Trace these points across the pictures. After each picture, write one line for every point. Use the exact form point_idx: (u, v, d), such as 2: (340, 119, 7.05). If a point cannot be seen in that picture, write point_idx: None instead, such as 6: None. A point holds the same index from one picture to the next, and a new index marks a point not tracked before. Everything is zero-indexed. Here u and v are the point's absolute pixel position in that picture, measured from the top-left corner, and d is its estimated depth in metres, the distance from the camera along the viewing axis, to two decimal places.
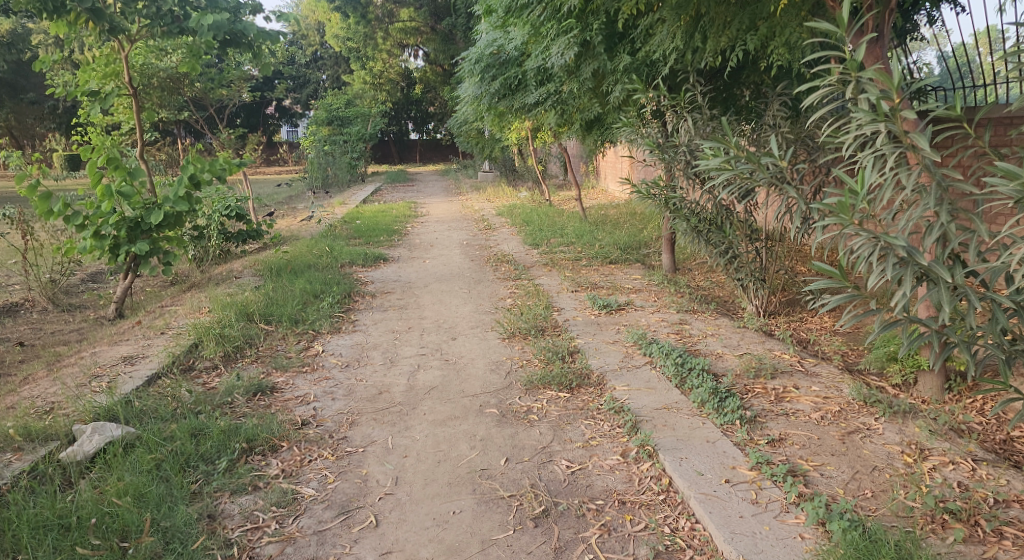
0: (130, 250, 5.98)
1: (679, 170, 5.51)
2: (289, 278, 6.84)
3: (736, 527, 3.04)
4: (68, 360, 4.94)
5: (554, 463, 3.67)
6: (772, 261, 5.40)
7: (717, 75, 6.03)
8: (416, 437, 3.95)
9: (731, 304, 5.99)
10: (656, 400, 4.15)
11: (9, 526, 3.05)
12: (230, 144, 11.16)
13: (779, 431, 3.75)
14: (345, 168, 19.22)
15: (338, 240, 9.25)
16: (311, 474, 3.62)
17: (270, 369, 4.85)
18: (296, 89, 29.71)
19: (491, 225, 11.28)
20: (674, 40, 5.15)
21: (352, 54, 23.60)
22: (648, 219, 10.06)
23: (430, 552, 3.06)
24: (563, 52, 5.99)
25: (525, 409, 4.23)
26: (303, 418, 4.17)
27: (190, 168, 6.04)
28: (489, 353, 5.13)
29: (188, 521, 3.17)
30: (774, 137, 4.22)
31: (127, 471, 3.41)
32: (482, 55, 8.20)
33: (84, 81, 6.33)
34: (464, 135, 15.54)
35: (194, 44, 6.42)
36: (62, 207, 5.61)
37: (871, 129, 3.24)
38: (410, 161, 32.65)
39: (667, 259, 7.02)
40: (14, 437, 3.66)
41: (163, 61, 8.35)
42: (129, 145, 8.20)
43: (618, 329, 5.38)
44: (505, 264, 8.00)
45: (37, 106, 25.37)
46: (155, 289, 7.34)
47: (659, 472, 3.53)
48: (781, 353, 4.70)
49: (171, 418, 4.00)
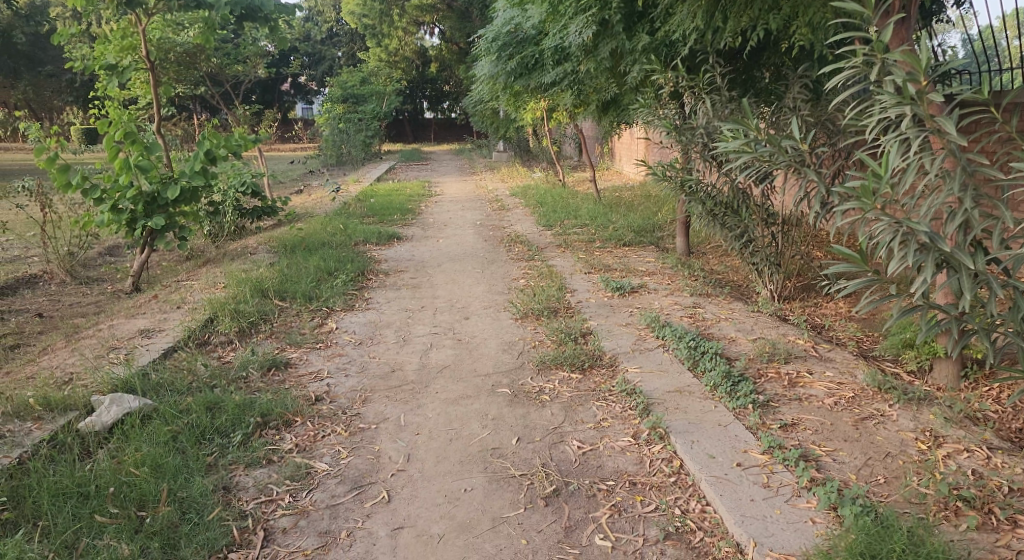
0: (147, 224, 6.00)
1: (696, 152, 5.46)
2: (303, 256, 6.87)
3: (747, 511, 3.04)
4: (86, 332, 4.98)
5: (565, 443, 3.68)
6: (789, 246, 5.31)
7: (736, 57, 5.95)
8: (428, 415, 3.97)
9: (745, 288, 5.96)
10: (668, 383, 4.15)
11: (30, 493, 3.09)
12: (245, 119, 11.18)
13: (792, 416, 3.75)
14: (359, 147, 19.20)
15: (352, 218, 9.27)
16: (325, 449, 3.66)
17: (284, 345, 4.89)
18: (311, 66, 29.64)
19: (504, 205, 11.25)
20: (694, 20, 5.06)
21: (368, 31, 23.49)
22: (663, 202, 10.00)
23: (441, 529, 3.08)
24: (581, 30, 5.97)
25: (537, 390, 4.25)
26: (317, 394, 4.20)
27: (207, 144, 6.08)
28: (501, 333, 5.14)
29: (204, 492, 3.21)
30: (795, 120, 4.21)
31: (144, 442, 3.45)
32: (499, 33, 8.13)
33: (102, 54, 6.34)
34: (479, 115, 15.48)
35: (210, 18, 6.39)
36: (80, 180, 5.62)
37: (895, 112, 3.19)
38: (424, 140, 32.58)
39: (681, 242, 6.99)
40: (34, 407, 3.70)
41: (180, 36, 8.31)
42: (146, 119, 8.19)
43: (631, 311, 5.38)
44: (519, 244, 8.00)
45: (55, 80, 25.55)
46: (172, 264, 7.38)
47: (670, 454, 3.54)
48: (796, 338, 4.68)
49: (187, 391, 4.05)
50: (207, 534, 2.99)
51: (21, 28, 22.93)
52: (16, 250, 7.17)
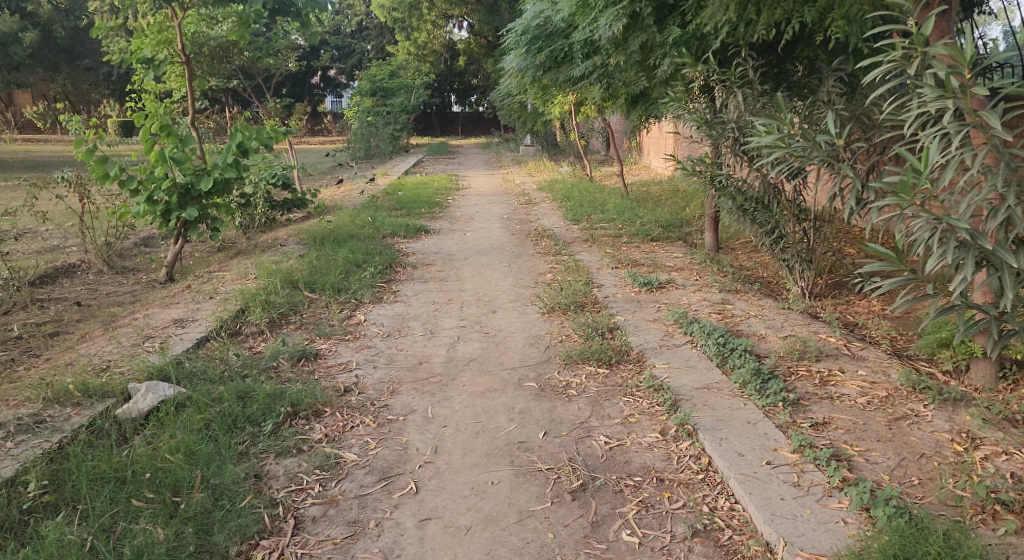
0: (181, 216, 6.08)
1: (727, 147, 5.42)
2: (332, 248, 6.93)
3: (777, 509, 3.02)
4: (123, 320, 5.08)
5: (592, 438, 3.68)
6: (820, 242, 5.26)
7: (770, 49, 5.89)
8: (455, 407, 4.00)
9: (775, 284, 5.90)
10: (696, 380, 4.12)
11: (69, 477, 3.15)
12: (276, 112, 11.29)
13: (823, 415, 3.71)
14: (388, 140, 19.29)
15: (380, 211, 9.34)
16: (353, 440, 3.69)
17: (313, 336, 4.94)
18: (341, 59, 29.80)
19: (532, 199, 11.23)
20: (727, 13, 5.02)
21: (397, 24, 23.60)
22: (691, 197, 9.93)
23: (468, 521, 3.10)
24: (611, 24, 5.94)
25: (564, 384, 4.25)
26: (346, 385, 4.24)
27: (239, 136, 6.18)
28: (528, 327, 5.14)
29: (236, 480, 3.26)
30: (831, 115, 4.14)
31: (179, 429, 3.52)
32: (528, 26, 8.08)
33: (139, 47, 6.43)
34: (507, 109, 15.45)
35: (244, 13, 6.45)
36: (118, 172, 5.72)
37: (936, 106, 3.13)
38: (452, 134, 32.64)
39: (709, 238, 6.94)
40: (74, 392, 3.77)
41: (213, 31, 8.42)
42: (180, 112, 8.30)
43: (658, 307, 5.35)
44: (546, 239, 7.99)
45: (91, 73, 26.09)
46: (204, 254, 7.48)
47: (698, 451, 3.52)
48: (827, 336, 4.63)
49: (219, 380, 4.11)
50: (239, 520, 3.04)
51: (60, 22, 23.82)
52: (54, 240, 7.32)
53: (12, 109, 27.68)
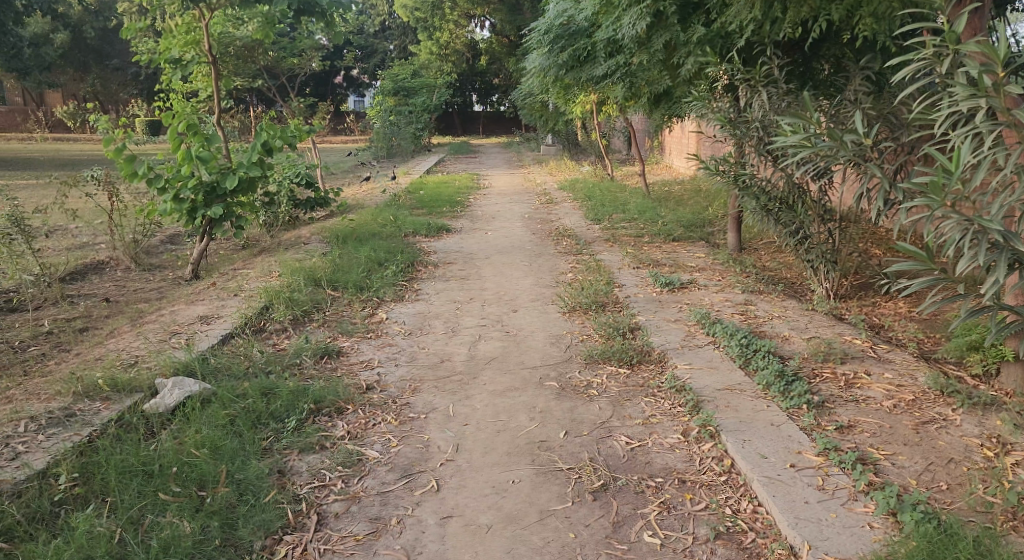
0: (206, 214, 6.14)
1: (751, 146, 5.37)
2: (354, 247, 6.97)
3: (801, 513, 2.99)
4: (149, 316, 5.14)
5: (613, 439, 3.68)
6: (846, 242, 5.21)
7: (795, 48, 5.84)
8: (477, 406, 4.01)
9: (799, 286, 5.85)
10: (718, 381, 4.10)
11: (98, 469, 3.20)
12: (299, 111, 11.38)
13: (849, 418, 3.67)
14: (410, 139, 19.37)
15: (402, 209, 9.38)
16: (375, 437, 3.71)
17: (336, 333, 4.98)
18: (364, 59, 29.96)
19: (553, 199, 11.22)
20: (752, 11, 4.99)
21: (419, 24, 23.70)
22: (714, 197, 9.87)
23: (490, 519, 3.11)
24: (635, 22, 5.91)
25: (585, 384, 4.24)
26: (367, 382, 4.27)
27: (263, 135, 6.23)
28: (549, 326, 5.14)
29: (260, 475, 3.29)
30: (859, 113, 4.08)
31: (204, 425, 3.56)
32: (551, 25, 8.01)
33: (167, 48, 6.50)
34: (528, 108, 15.45)
35: (269, 13, 6.50)
36: (145, 170, 5.79)
37: (968, 105, 3.08)
38: (473, 133, 32.68)
39: (732, 238, 6.89)
40: (103, 387, 3.83)
41: (239, 31, 8.50)
42: (206, 110, 8.39)
43: (680, 307, 5.33)
44: (568, 238, 7.98)
45: (120, 73, 26.50)
46: (228, 252, 7.56)
47: (720, 453, 3.51)
48: (852, 338, 4.59)
49: (243, 376, 4.16)
50: (263, 515, 3.07)
51: (91, 23, 24.48)
52: (84, 237, 7.44)
53: (44, 108, 28.15)
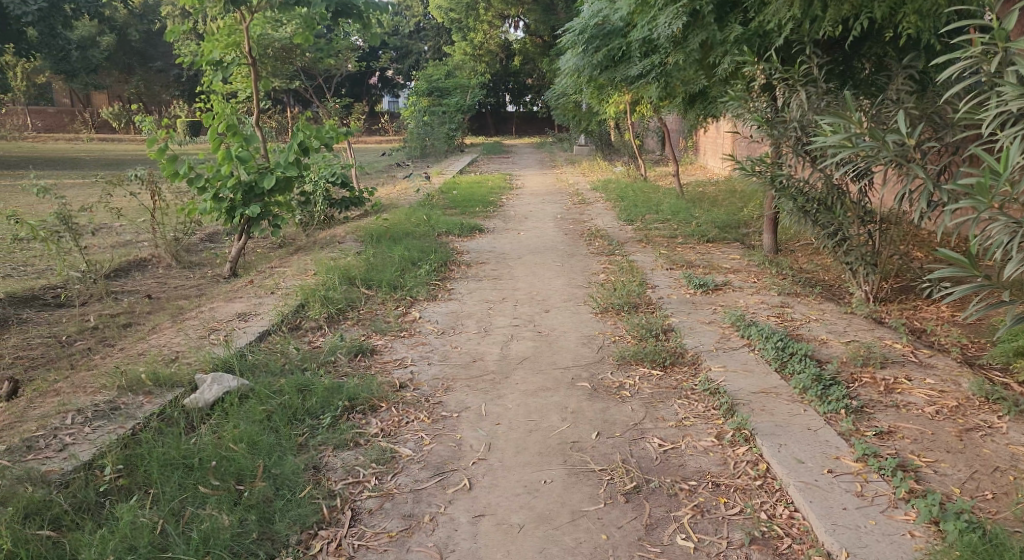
0: (244, 213, 6.23)
1: (788, 147, 5.30)
2: (388, 245, 7.03)
3: (838, 519, 2.96)
4: (189, 313, 5.24)
5: (646, 441, 3.67)
6: (886, 244, 5.13)
7: (835, 46, 5.77)
8: (509, 405, 4.02)
9: (838, 288, 5.77)
10: (753, 383, 4.07)
11: (142, 461, 3.27)
12: (335, 112, 11.51)
13: (888, 423, 3.62)
14: (443, 139, 19.47)
15: (435, 209, 9.44)
16: (408, 435, 3.74)
17: (370, 332, 5.03)
18: (398, 60, 30.17)
19: (586, 199, 11.19)
20: (791, 9, 4.94)
21: (454, 25, 23.87)
22: (749, 197, 9.78)
23: (521, 519, 3.12)
24: (671, 22, 5.88)
25: (617, 385, 4.24)
26: (401, 381, 4.30)
27: (300, 136, 6.32)
28: (581, 327, 5.14)
29: (296, 470, 3.34)
30: (902, 113, 4.03)
31: (242, 420, 3.63)
32: (586, 25, 7.94)
33: (209, 50, 6.62)
34: (561, 109, 15.42)
35: (308, 15, 6.60)
36: (186, 170, 5.90)
37: (1018, 104, 3.01)
38: (506, 133, 32.75)
39: (768, 239, 6.82)
40: (145, 382, 3.91)
41: (277, 33, 8.63)
42: (245, 111, 8.53)
43: (714, 309, 5.29)
44: (600, 239, 7.96)
45: (163, 75, 27.08)
46: (265, 250, 7.67)
47: (755, 457, 3.48)
48: (893, 342, 4.52)
49: (280, 373, 4.22)
50: (299, 510, 3.11)
51: (135, 26, 25.22)
52: (127, 235, 7.61)
53: (89, 109, 28.82)
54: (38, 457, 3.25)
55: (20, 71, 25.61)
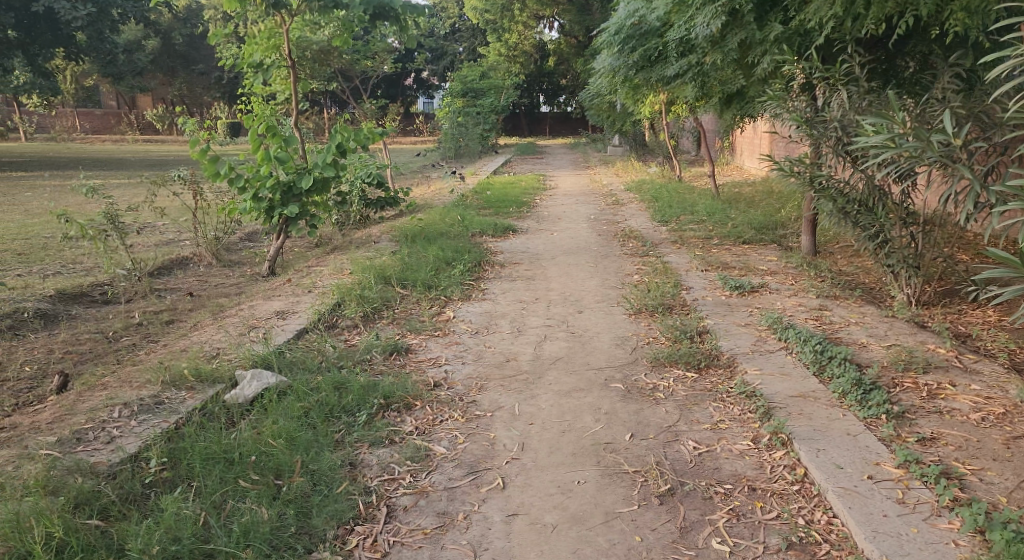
0: (283, 212, 6.32)
1: (828, 147, 5.23)
2: (423, 246, 7.08)
3: (879, 526, 2.92)
4: (230, 311, 5.34)
5: (680, 443, 3.65)
6: (929, 246, 5.04)
7: (878, 46, 5.71)
8: (542, 405, 4.03)
9: (878, 291, 5.68)
10: (791, 387, 4.03)
11: (184, 455, 3.35)
12: (371, 113, 11.63)
13: (931, 430, 3.56)
14: (477, 140, 19.53)
15: (469, 209, 9.49)
16: (442, 433, 3.77)
17: (405, 331, 5.08)
18: (433, 61, 30.35)
19: (619, 200, 11.17)
20: (832, 8, 4.90)
21: (489, 26, 23.98)
22: (787, 198, 9.68)
23: (555, 519, 3.13)
24: (709, 22, 5.83)
25: (651, 387, 4.22)
26: (435, 379, 4.34)
27: (337, 137, 6.40)
28: (615, 328, 5.14)
29: (333, 467, 3.39)
30: (948, 114, 3.95)
31: (280, 416, 3.69)
32: (622, 26, 7.92)
33: (250, 53, 6.74)
34: (595, 110, 15.39)
35: (347, 18, 6.68)
36: (227, 170, 5.99)
37: None
38: (540, 134, 32.77)
39: (806, 241, 6.74)
40: (188, 377, 4.00)
41: (316, 35, 8.76)
42: (284, 113, 8.66)
43: (750, 311, 5.24)
44: (634, 239, 7.94)
45: (205, 77, 27.63)
46: (303, 250, 7.76)
47: (793, 461, 3.44)
48: (936, 346, 4.44)
49: (316, 370, 4.28)
50: (335, 506, 3.16)
51: (179, 30, 25.80)
52: (169, 234, 7.77)
53: (133, 110, 29.52)
54: (87, 448, 3.34)
55: (68, 74, 26.33)
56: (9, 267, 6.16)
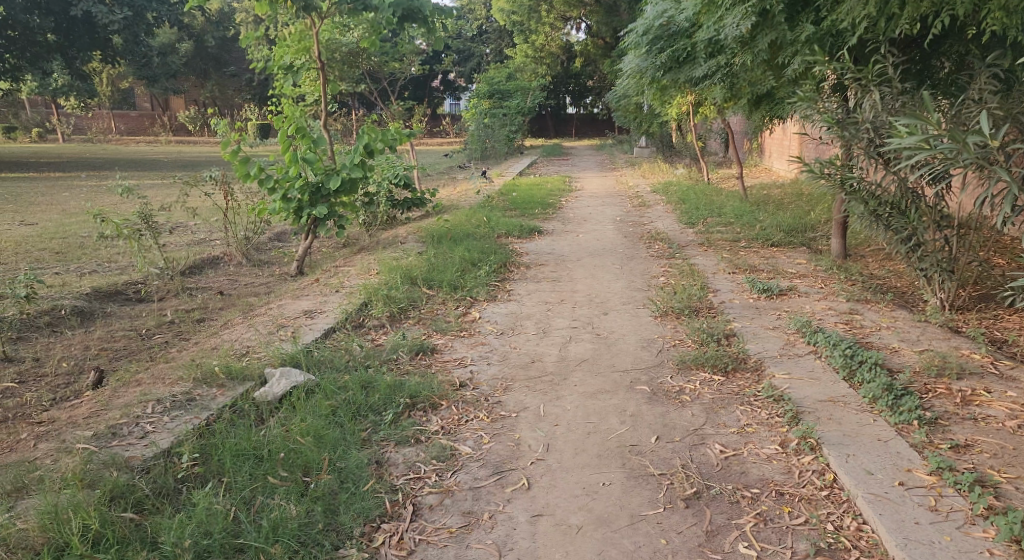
0: (311, 213, 6.39)
1: (860, 149, 5.16)
2: (449, 247, 7.11)
3: (911, 533, 2.90)
4: (260, 309, 5.41)
5: (706, 446, 3.63)
6: (964, 250, 4.98)
7: (912, 46, 5.65)
8: (567, 407, 4.03)
9: (910, 295, 5.60)
10: (820, 392, 3.99)
11: (215, 451, 3.40)
12: (399, 114, 11.71)
13: (965, 437, 3.51)
14: (504, 141, 19.57)
15: (495, 211, 9.52)
16: (467, 433, 3.79)
17: (431, 331, 5.11)
18: (460, 63, 30.46)
19: (645, 201, 11.13)
20: (866, 9, 4.86)
21: (516, 28, 24.01)
22: (817, 201, 9.57)
23: (580, 520, 3.13)
24: (739, 22, 5.80)
25: (677, 390, 4.20)
26: (460, 380, 4.36)
27: (365, 138, 6.45)
28: (641, 330, 5.12)
29: (360, 465, 3.42)
30: (984, 114, 3.84)
31: (309, 414, 3.73)
32: (650, 27, 7.88)
33: (281, 55, 6.83)
34: (622, 111, 15.35)
35: (376, 21, 6.74)
36: (258, 171, 6.08)
37: None
38: (566, 135, 32.77)
39: (836, 244, 6.67)
40: (219, 375, 4.06)
41: (345, 37, 8.84)
42: (313, 114, 8.74)
43: (779, 314, 5.20)
44: (660, 241, 7.91)
45: (236, 79, 28.02)
46: (330, 250, 7.84)
47: (822, 467, 3.41)
48: (970, 352, 4.37)
49: (344, 369, 4.32)
50: (362, 503, 3.19)
51: (211, 33, 26.16)
52: (200, 234, 7.88)
53: (166, 111, 30.05)
54: (121, 443, 3.40)
55: (104, 76, 26.87)
56: (47, 265, 6.29)
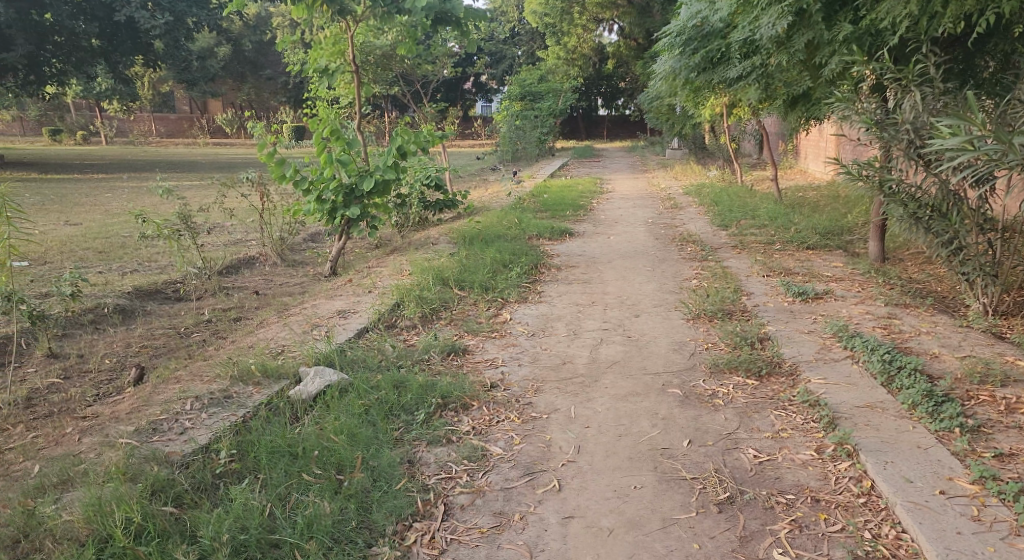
0: (345, 214, 6.44)
1: (900, 150, 5.07)
2: (480, 248, 7.13)
3: (953, 544, 2.86)
4: (295, 309, 5.48)
5: (740, 451, 3.59)
6: (1008, 254, 4.86)
7: (955, 45, 5.55)
8: (599, 409, 4.02)
9: (951, 300, 5.48)
10: (857, 397, 3.93)
11: (252, 448, 3.45)
12: (431, 116, 11.77)
13: (1010, 446, 3.44)
14: (535, 143, 19.58)
15: (527, 212, 9.52)
16: (498, 434, 3.80)
17: (462, 332, 5.13)
18: (493, 65, 30.50)
19: (678, 203, 11.05)
20: (907, 7, 4.79)
21: (548, 29, 23.98)
22: (854, 203, 9.42)
23: (611, 522, 3.12)
24: (775, 22, 5.72)
25: (710, 393, 4.17)
26: (492, 380, 4.36)
27: (398, 140, 6.50)
28: (673, 332, 5.09)
29: (392, 464, 3.44)
30: None
31: (342, 413, 3.77)
32: (684, 28, 7.75)
33: (315, 58, 6.89)
34: (654, 113, 15.26)
35: (409, 24, 6.77)
36: (293, 172, 6.15)
37: None
38: (598, 137, 32.67)
39: (874, 246, 6.56)
40: (254, 372, 4.12)
41: (379, 39, 8.89)
42: (346, 115, 8.82)
43: (814, 318, 5.14)
44: (693, 243, 7.85)
45: (272, 82, 28.38)
46: (363, 251, 7.91)
47: (859, 473, 3.36)
48: (1013, 359, 4.27)
49: (376, 369, 4.35)
50: (395, 502, 3.21)
51: (247, 36, 26.51)
52: (237, 234, 8.01)
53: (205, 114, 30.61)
54: (161, 438, 3.47)
55: (144, 80, 27.44)
56: (89, 264, 6.44)
